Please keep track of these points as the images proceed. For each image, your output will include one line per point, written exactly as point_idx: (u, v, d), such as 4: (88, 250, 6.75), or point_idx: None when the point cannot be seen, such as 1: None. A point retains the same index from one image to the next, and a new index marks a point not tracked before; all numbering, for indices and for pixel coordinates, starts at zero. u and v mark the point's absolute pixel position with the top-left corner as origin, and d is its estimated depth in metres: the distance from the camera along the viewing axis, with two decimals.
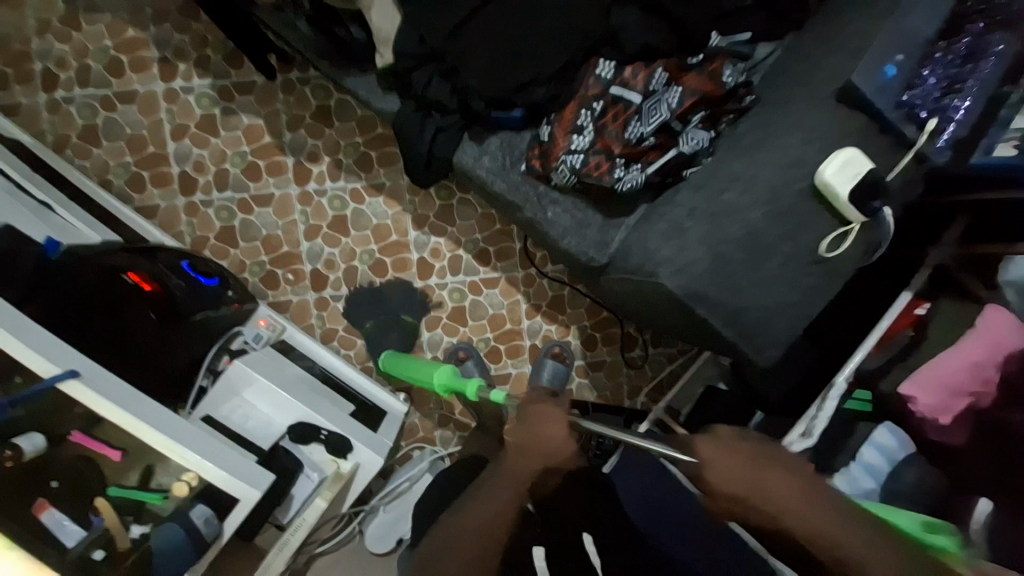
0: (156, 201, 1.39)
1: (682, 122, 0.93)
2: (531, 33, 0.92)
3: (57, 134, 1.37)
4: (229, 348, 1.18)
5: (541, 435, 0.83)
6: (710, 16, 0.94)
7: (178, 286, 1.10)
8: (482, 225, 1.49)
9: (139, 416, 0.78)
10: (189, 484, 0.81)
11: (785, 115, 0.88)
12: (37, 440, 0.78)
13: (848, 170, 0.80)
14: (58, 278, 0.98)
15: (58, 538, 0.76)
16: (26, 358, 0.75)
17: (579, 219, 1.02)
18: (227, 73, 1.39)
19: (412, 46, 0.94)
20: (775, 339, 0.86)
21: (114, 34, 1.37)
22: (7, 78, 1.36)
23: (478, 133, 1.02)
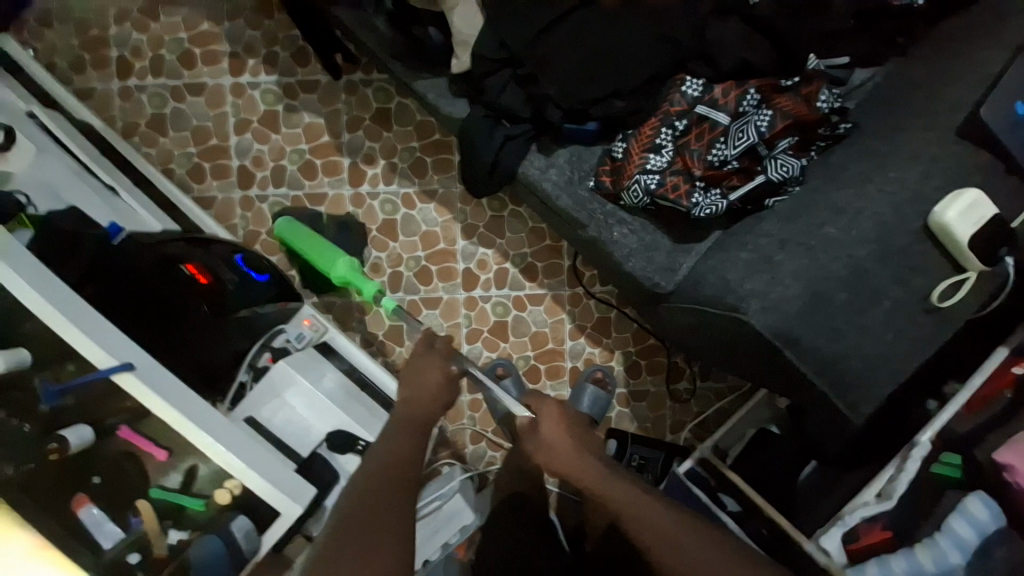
0: (213, 192, 1.40)
1: (771, 147, 0.87)
2: (619, 46, 0.87)
3: (127, 120, 1.40)
4: (271, 346, 1.11)
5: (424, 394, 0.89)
6: (812, 35, 0.88)
7: (229, 280, 1.07)
8: (531, 239, 1.45)
9: (187, 415, 0.75)
10: (230, 492, 0.77)
11: (895, 147, 0.81)
12: (84, 432, 0.76)
13: (972, 213, 0.72)
14: (121, 261, 1.00)
15: (97, 536, 0.75)
16: (83, 348, 0.74)
17: (647, 243, 0.96)
18: (293, 71, 1.40)
19: (492, 51, 0.91)
20: (871, 393, 0.78)
21: (191, 28, 1.40)
22: (86, 64, 1.40)
23: (547, 145, 0.98)
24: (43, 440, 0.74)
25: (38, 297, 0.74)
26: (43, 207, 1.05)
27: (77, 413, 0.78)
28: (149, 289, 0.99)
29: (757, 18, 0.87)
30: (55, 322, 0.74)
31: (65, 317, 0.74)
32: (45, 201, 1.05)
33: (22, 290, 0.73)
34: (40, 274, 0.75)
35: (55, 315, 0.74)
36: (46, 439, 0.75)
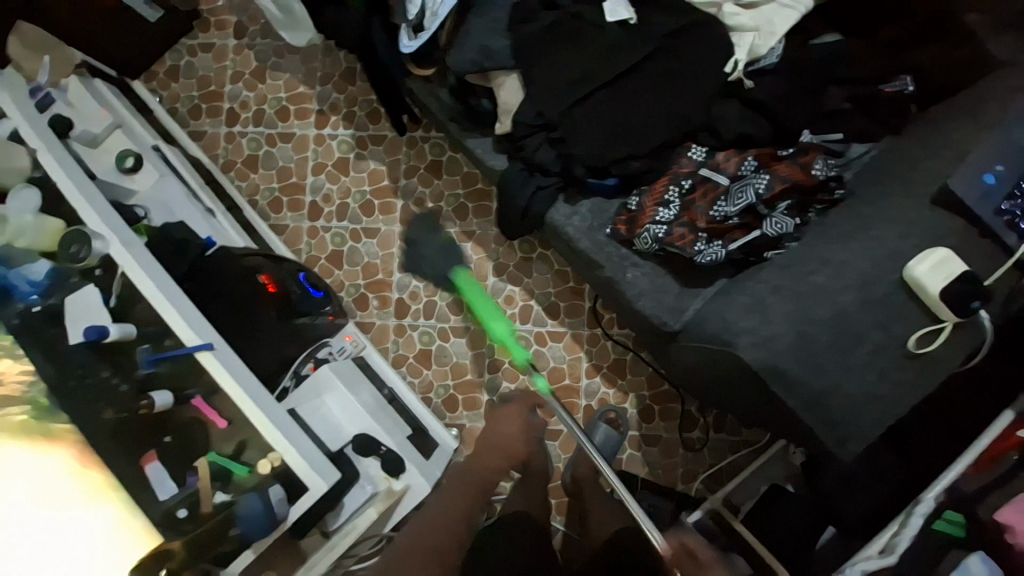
0: (287, 221, 1.65)
1: (769, 207, 0.99)
2: (634, 118, 1.03)
3: (227, 158, 1.69)
4: (315, 356, 1.25)
5: (501, 435, 1.23)
6: (806, 116, 1.02)
7: (295, 291, 1.26)
8: (556, 280, 1.58)
9: (248, 391, 0.91)
10: (272, 463, 0.89)
11: (881, 213, 0.91)
12: (167, 397, 0.91)
13: (943, 268, 0.81)
14: (211, 268, 1.20)
15: (156, 489, 0.87)
16: (178, 327, 0.91)
17: (656, 284, 1.08)
18: (366, 127, 1.67)
19: (530, 118, 1.07)
20: (857, 431, 0.84)
21: (289, 89, 1.70)
22: (202, 112, 1.71)
23: (572, 195, 1.14)
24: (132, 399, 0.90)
25: (152, 286, 0.93)
26: (158, 220, 1.26)
27: (162, 384, 0.94)
28: (232, 290, 1.19)
29: (755, 99, 1.02)
30: (159, 305, 0.92)
31: (167, 302, 0.92)
32: (160, 215, 1.28)
33: (140, 278, 0.93)
34: (154, 269, 0.95)
35: (161, 298, 0.92)
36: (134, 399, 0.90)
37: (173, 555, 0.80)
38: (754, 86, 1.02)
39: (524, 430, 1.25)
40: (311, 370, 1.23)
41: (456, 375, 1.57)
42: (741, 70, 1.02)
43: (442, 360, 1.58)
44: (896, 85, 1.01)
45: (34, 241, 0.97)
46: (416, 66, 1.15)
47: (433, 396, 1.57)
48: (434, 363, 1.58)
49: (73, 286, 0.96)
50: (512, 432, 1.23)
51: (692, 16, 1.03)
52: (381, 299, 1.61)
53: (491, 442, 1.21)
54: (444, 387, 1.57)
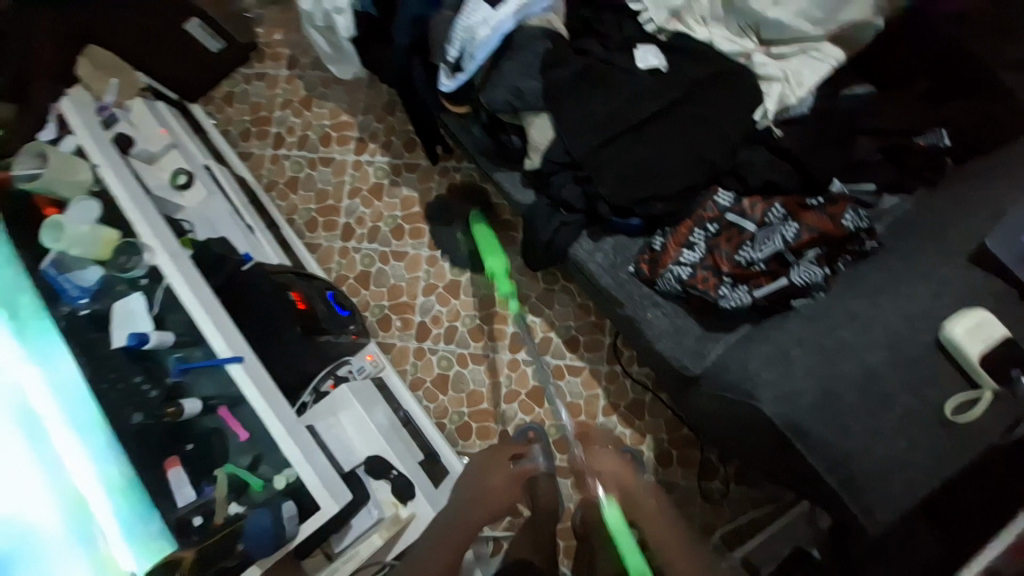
0: (321, 241, 1.72)
1: (797, 255, 0.97)
2: (662, 161, 1.04)
3: (271, 179, 1.78)
4: (336, 373, 1.28)
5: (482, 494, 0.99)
6: (837, 166, 1.01)
7: (321, 310, 1.33)
8: (577, 313, 1.59)
9: (270, 406, 0.93)
10: (287, 479, 0.92)
11: (914, 270, 0.89)
12: (195, 406, 0.95)
13: (981, 332, 0.77)
14: (241, 280, 1.25)
15: (173, 494, 0.90)
16: (211, 338, 0.96)
17: (677, 326, 1.08)
18: (402, 155, 1.74)
19: (557, 156, 1.11)
20: (888, 500, 0.78)
21: (333, 117, 1.79)
22: (251, 135, 1.82)
23: (596, 233, 1.16)
24: (161, 405, 0.94)
25: (191, 298, 0.98)
26: (201, 234, 1.34)
27: (193, 393, 0.99)
28: (262, 305, 1.24)
29: (783, 148, 1.02)
30: (198, 316, 0.98)
31: (205, 314, 0.98)
32: (204, 230, 1.35)
33: (181, 289, 0.98)
34: (196, 282, 1.00)
35: (199, 311, 0.98)
36: (163, 405, 0.94)
37: (182, 561, 0.80)
38: (782, 135, 1.03)
39: (510, 482, 1.03)
40: (331, 388, 1.25)
41: (471, 403, 1.57)
42: (771, 119, 1.02)
43: (458, 386, 1.59)
44: (930, 137, 0.98)
45: (87, 251, 1.01)
46: (453, 103, 1.19)
47: (448, 422, 1.57)
48: (450, 389, 1.59)
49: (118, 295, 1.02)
50: (498, 484, 1.02)
51: (720, 64, 1.04)
52: (404, 321, 1.65)
53: (471, 495, 0.99)
54: (459, 413, 1.57)
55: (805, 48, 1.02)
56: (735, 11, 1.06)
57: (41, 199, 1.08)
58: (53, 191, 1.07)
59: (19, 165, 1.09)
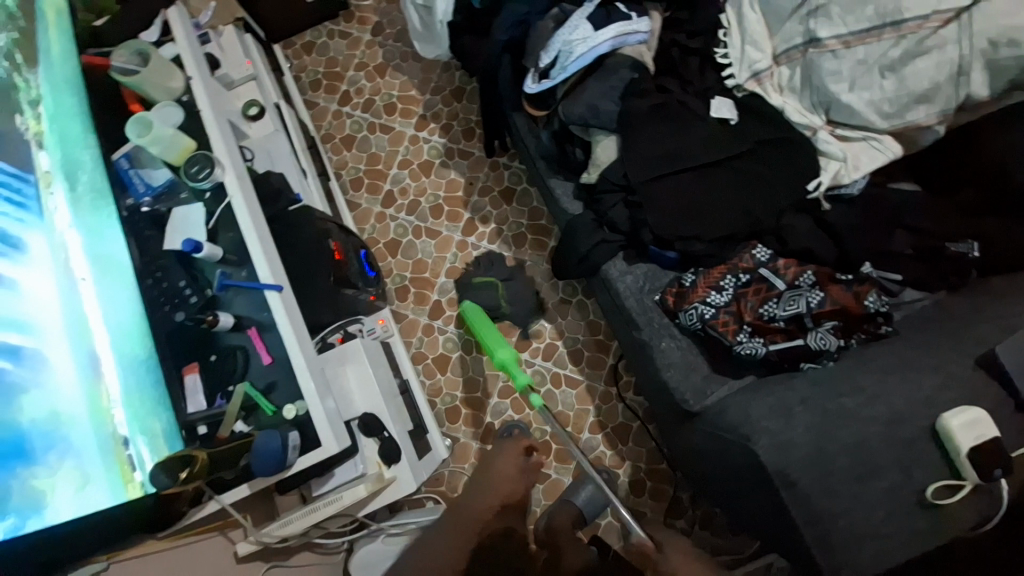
0: (362, 201, 1.78)
1: (816, 322, 1.05)
2: (713, 206, 1.10)
3: (328, 132, 1.84)
4: (345, 329, 1.32)
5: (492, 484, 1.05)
6: (870, 250, 1.08)
7: (354, 266, 1.41)
8: (587, 329, 1.64)
9: (296, 339, 0.97)
10: (297, 412, 0.94)
11: (925, 363, 0.94)
12: (229, 321, 0.96)
13: (974, 429, 0.81)
14: (290, 221, 1.31)
15: (186, 398, 0.94)
16: (257, 261, 0.99)
17: (688, 361, 1.15)
18: (459, 141, 1.80)
19: (616, 177, 1.17)
20: (856, 565, 0.83)
21: (402, 89, 1.85)
22: (321, 87, 1.87)
23: (631, 256, 1.23)
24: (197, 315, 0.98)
25: (244, 220, 1.02)
26: (259, 165, 1.38)
27: (226, 309, 1.00)
28: (306, 251, 1.29)
29: (827, 222, 1.09)
30: (249, 239, 1.01)
31: (256, 239, 1.01)
32: (262, 162, 1.39)
33: (240, 210, 1.02)
34: (252, 207, 1.04)
35: (248, 234, 1.01)
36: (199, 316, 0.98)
37: (196, 460, 0.81)
38: (830, 209, 1.09)
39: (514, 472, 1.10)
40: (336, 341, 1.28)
41: (467, 389, 1.62)
42: (822, 191, 1.07)
43: (459, 369, 1.64)
44: (961, 246, 1.06)
45: (163, 152, 1.03)
46: (534, 106, 1.22)
47: (439, 402, 1.62)
48: (449, 371, 1.64)
49: (181, 201, 1.05)
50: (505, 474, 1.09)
51: (785, 132, 1.09)
52: (420, 296, 1.70)
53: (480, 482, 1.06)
54: (451, 397, 1.62)
55: (867, 136, 1.04)
56: (812, 87, 1.05)
57: (131, 95, 1.12)
58: (144, 90, 1.10)
59: (119, 57, 1.11)
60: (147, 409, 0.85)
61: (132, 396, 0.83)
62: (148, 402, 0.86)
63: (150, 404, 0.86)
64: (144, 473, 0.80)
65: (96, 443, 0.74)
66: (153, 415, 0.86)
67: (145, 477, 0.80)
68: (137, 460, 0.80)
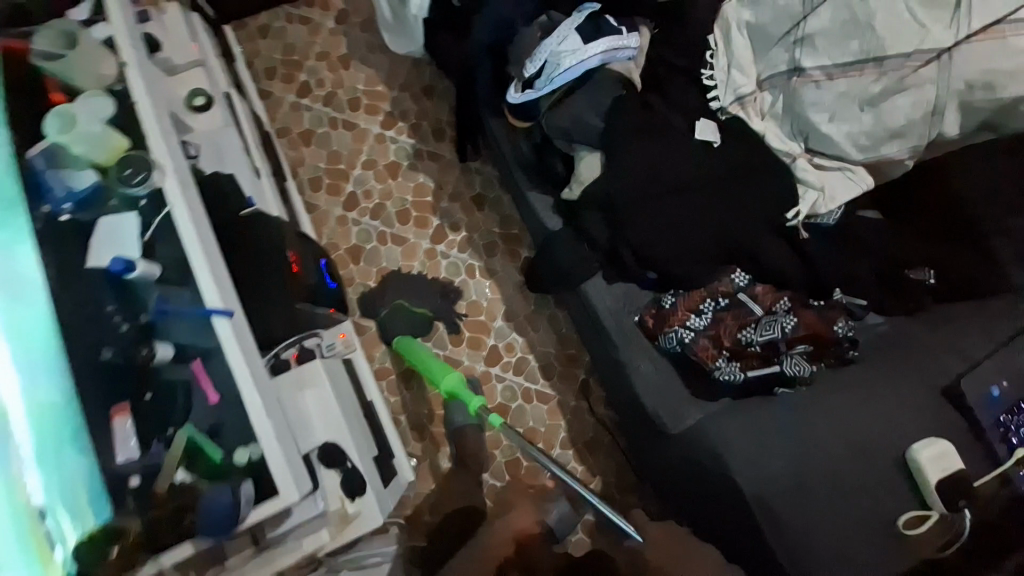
0: (321, 202, 1.65)
1: (789, 347, 1.08)
2: (694, 229, 1.09)
3: (284, 125, 1.69)
4: (303, 344, 1.17)
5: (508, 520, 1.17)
6: (844, 276, 1.09)
7: (313, 277, 1.29)
8: (559, 342, 1.61)
9: (250, 372, 0.86)
10: (249, 456, 0.84)
11: (890, 388, 0.99)
12: (168, 352, 0.86)
13: (941, 461, 0.88)
14: (243, 231, 1.18)
15: (113, 445, 0.80)
16: (203, 281, 0.88)
17: (666, 383, 1.13)
18: (428, 142, 1.70)
19: (598, 196, 1.14)
20: None
21: (367, 84, 1.72)
22: (276, 75, 1.71)
23: (611, 276, 1.19)
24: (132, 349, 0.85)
25: (190, 233, 0.89)
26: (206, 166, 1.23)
27: (165, 337, 0.88)
28: (259, 264, 1.17)
29: (803, 248, 1.10)
30: (195, 255, 0.89)
31: (203, 255, 0.89)
32: (209, 162, 1.25)
33: (183, 221, 0.90)
34: (200, 219, 0.92)
35: (196, 251, 0.89)
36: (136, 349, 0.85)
37: (126, 535, 0.75)
38: (807, 237, 1.10)
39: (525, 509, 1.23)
40: (290, 357, 1.16)
41: (433, 406, 1.55)
42: (801, 221, 1.09)
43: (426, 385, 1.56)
44: (918, 273, 1.10)
45: (90, 153, 0.90)
46: (517, 117, 1.16)
47: (404, 420, 1.54)
48: (415, 387, 1.56)
49: (110, 211, 0.90)
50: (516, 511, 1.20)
51: (766, 158, 1.10)
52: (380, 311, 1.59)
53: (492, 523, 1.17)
54: (417, 413, 1.54)
55: (842, 167, 1.07)
56: (793, 116, 1.08)
57: (49, 81, 0.95)
58: (69, 78, 0.94)
59: (41, 40, 0.95)
60: (69, 467, 0.77)
61: (43, 457, 0.75)
62: (69, 460, 0.77)
63: (69, 462, 0.77)
64: (64, 550, 0.73)
65: (8, 515, 0.71)
66: (76, 474, 0.77)
67: (66, 555, 0.73)
68: (57, 536, 0.73)
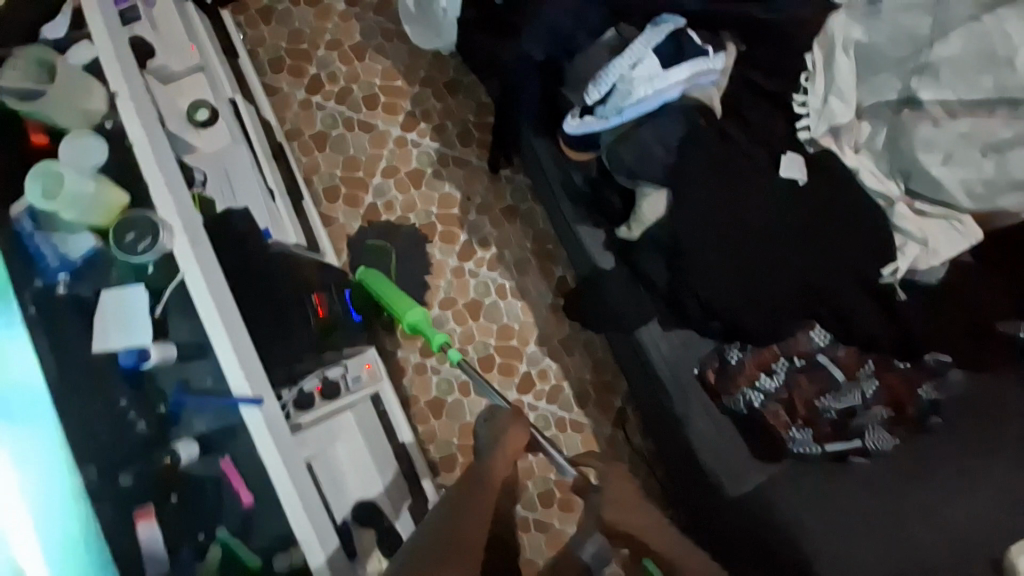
0: (338, 215, 1.49)
1: (868, 410, 1.00)
2: (772, 279, 0.95)
3: (295, 126, 1.51)
4: (326, 376, 1.09)
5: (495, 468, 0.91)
6: (937, 337, 0.98)
7: (337, 312, 1.18)
8: (594, 369, 1.50)
9: (288, 468, 0.78)
10: (290, 564, 0.77)
11: (964, 467, 1.00)
12: (193, 452, 0.80)
13: None
14: (261, 268, 1.04)
15: (144, 555, 0.75)
16: (225, 361, 0.78)
17: (728, 447, 1.03)
18: (453, 146, 1.52)
19: (660, 238, 1.01)
20: None
21: (385, 78, 1.53)
22: (284, 67, 1.52)
23: (669, 323, 1.05)
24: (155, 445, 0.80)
25: (207, 306, 0.80)
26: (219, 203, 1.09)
27: (188, 430, 0.82)
28: (277, 312, 1.02)
29: (900, 312, 0.97)
30: (211, 328, 0.79)
31: (221, 328, 0.79)
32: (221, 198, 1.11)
33: (197, 289, 0.80)
34: (217, 284, 0.82)
35: (213, 325, 0.79)
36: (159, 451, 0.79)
37: None
38: (904, 299, 0.98)
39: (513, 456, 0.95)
40: (314, 389, 1.06)
41: (462, 435, 1.45)
42: (897, 277, 0.95)
43: (454, 414, 1.46)
44: (1007, 327, 1.00)
45: (87, 214, 0.82)
46: (574, 150, 1.03)
47: (432, 451, 1.44)
48: (444, 417, 1.46)
49: (112, 283, 0.84)
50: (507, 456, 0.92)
51: (860, 199, 0.95)
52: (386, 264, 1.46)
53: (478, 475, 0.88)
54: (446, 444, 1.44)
55: (948, 215, 0.94)
56: (897, 153, 0.94)
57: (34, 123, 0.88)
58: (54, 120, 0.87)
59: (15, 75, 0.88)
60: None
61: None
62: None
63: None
64: None
65: None
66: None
67: None
68: None
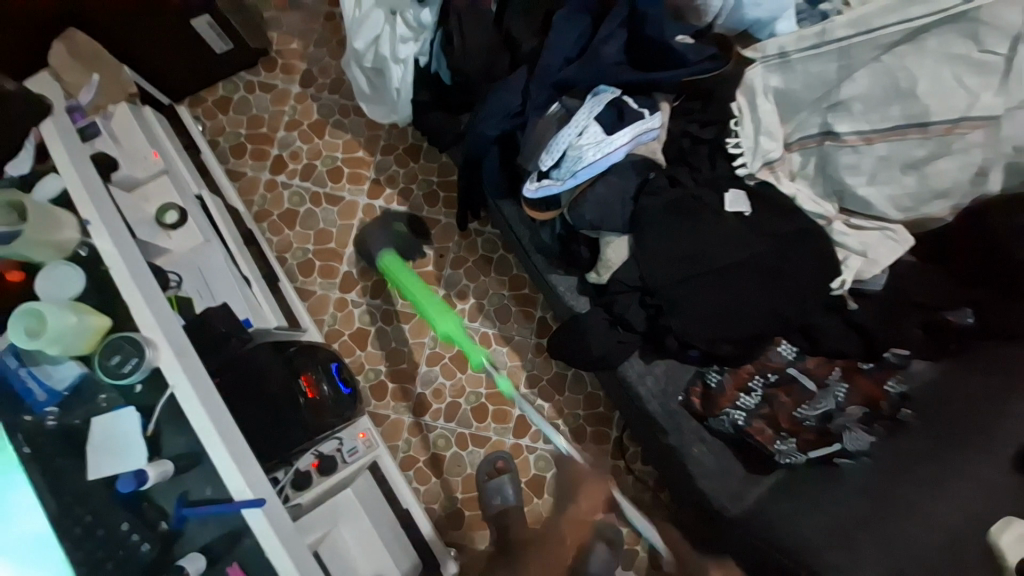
0: (315, 287, 1.52)
1: (843, 412, 1.06)
2: (741, 306, 1.01)
3: (262, 208, 1.55)
4: (321, 453, 1.13)
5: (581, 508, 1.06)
6: (901, 337, 1.04)
7: (326, 390, 1.11)
8: (587, 402, 1.52)
9: (297, 567, 0.79)
10: None
11: (953, 465, 0.98)
12: (198, 564, 0.79)
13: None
14: (245, 360, 1.05)
15: None
16: (223, 468, 0.80)
17: (723, 466, 1.09)
18: (421, 208, 1.57)
19: (630, 280, 1.06)
20: None
21: (347, 150, 1.58)
22: (246, 152, 1.58)
23: (649, 354, 1.11)
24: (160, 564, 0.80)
25: (202, 417, 0.81)
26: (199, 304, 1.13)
27: (193, 542, 0.83)
28: (267, 404, 1.03)
29: (859, 321, 1.05)
30: (203, 435, 0.81)
31: (214, 434, 0.81)
32: (200, 298, 1.14)
33: (188, 400, 0.82)
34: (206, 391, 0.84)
35: (208, 433, 0.81)
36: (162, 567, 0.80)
37: None
38: (856, 307, 1.05)
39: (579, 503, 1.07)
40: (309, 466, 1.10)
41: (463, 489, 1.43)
42: (846, 289, 1.02)
43: (455, 469, 1.44)
44: (957, 314, 1.04)
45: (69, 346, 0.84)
46: (536, 211, 1.09)
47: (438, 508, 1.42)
48: (445, 473, 1.44)
49: (101, 409, 0.86)
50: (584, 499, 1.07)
51: (804, 222, 1.03)
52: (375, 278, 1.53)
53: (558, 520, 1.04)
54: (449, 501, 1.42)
55: (882, 226, 1.03)
56: (826, 176, 1.05)
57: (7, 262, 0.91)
58: (27, 256, 0.91)
59: None
60: None
61: None
62: None
63: None
64: None
65: None
66: None
67: None
68: None
